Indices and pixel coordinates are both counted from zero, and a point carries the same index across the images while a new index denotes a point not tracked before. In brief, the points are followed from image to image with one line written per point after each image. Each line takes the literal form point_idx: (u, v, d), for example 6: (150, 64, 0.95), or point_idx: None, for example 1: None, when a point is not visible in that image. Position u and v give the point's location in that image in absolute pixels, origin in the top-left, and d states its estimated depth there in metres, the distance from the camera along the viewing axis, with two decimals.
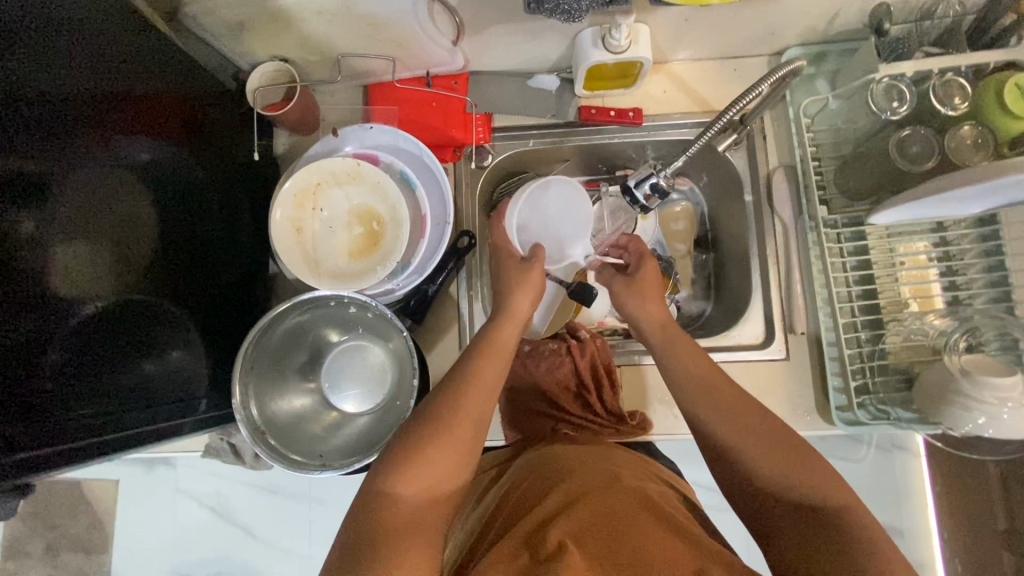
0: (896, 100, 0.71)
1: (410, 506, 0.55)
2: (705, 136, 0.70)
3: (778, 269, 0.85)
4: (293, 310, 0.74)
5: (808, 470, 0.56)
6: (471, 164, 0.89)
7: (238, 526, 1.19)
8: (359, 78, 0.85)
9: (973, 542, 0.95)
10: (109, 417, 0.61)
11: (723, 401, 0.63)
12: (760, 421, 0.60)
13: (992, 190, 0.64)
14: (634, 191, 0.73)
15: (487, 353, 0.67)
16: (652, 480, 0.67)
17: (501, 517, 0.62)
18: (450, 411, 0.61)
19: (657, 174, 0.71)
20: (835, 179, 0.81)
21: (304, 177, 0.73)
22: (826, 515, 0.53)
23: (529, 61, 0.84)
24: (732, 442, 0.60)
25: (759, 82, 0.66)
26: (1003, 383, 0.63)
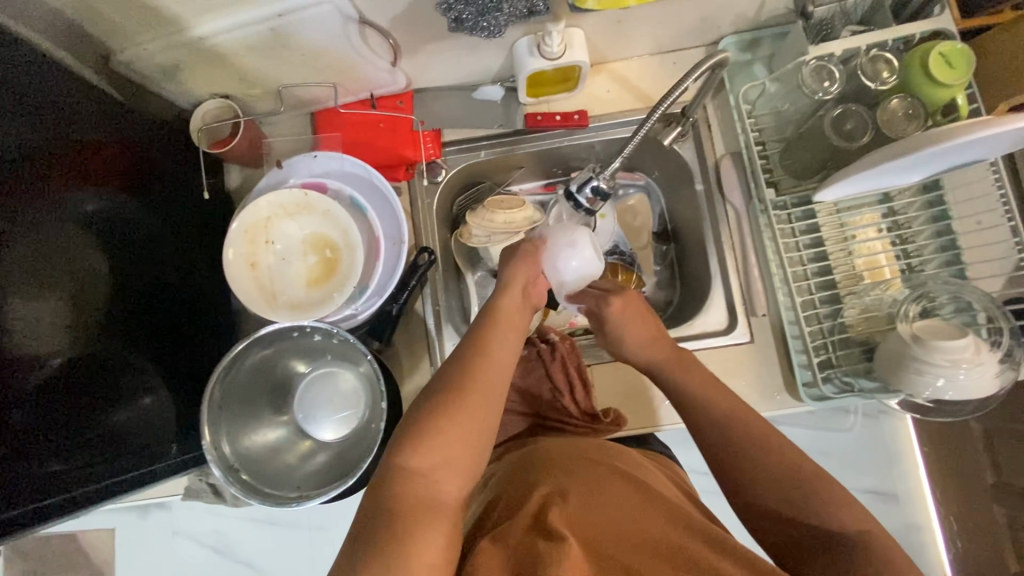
0: (827, 79, 0.73)
1: (430, 489, 0.57)
2: (642, 130, 0.65)
3: (734, 254, 0.86)
4: (257, 345, 0.74)
5: (837, 496, 0.57)
6: (423, 181, 0.90)
7: (241, 562, 1.17)
8: (301, 107, 0.85)
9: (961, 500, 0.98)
10: (81, 473, 0.61)
11: (748, 418, 0.64)
12: (785, 443, 0.61)
13: (931, 157, 0.66)
14: (576, 196, 0.66)
15: (493, 326, 0.68)
16: (652, 470, 0.71)
17: (499, 504, 0.64)
18: (457, 384, 0.62)
19: (597, 175, 0.64)
20: (781, 162, 0.81)
21: (253, 212, 0.72)
22: (822, 501, 0.57)
23: (472, 73, 0.85)
24: (759, 457, 0.61)
25: (685, 75, 0.63)
26: (954, 345, 0.65)
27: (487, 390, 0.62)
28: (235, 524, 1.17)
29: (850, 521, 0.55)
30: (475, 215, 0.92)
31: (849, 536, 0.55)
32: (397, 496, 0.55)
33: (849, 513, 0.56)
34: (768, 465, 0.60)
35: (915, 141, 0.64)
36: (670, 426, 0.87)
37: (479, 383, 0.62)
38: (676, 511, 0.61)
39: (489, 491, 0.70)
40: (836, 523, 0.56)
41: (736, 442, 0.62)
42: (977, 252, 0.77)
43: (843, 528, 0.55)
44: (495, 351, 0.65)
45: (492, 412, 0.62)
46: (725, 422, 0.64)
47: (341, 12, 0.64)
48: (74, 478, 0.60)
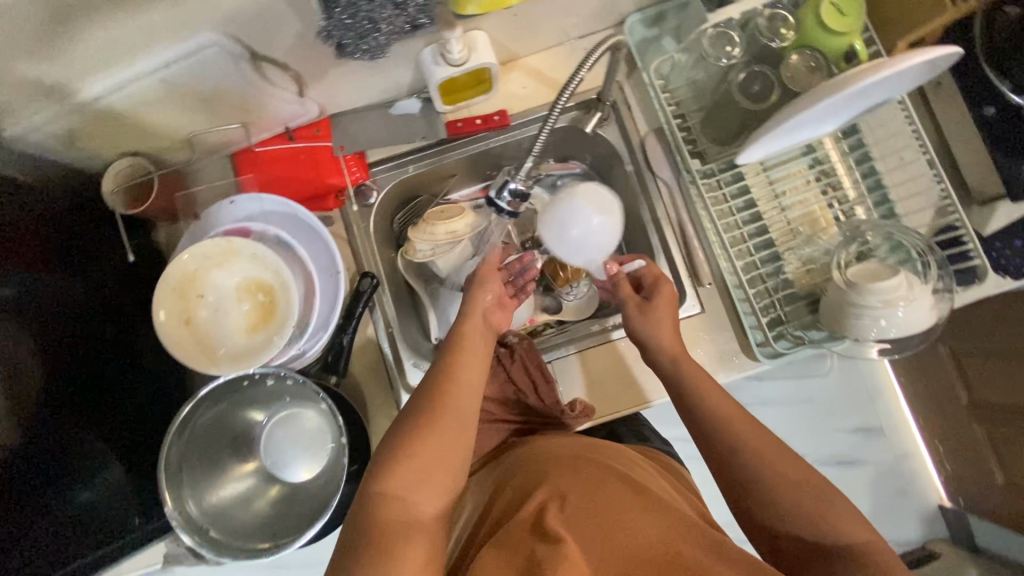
0: (728, 45, 0.77)
1: (409, 510, 0.56)
2: (548, 125, 0.65)
3: (672, 228, 0.86)
4: (207, 402, 0.73)
5: (832, 509, 0.58)
6: (354, 207, 0.89)
7: None
8: (215, 153, 0.83)
9: (946, 417, 1.15)
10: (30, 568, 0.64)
11: (740, 429, 0.65)
12: (761, 438, 0.64)
13: (842, 103, 0.67)
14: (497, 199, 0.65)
15: (455, 354, 0.68)
16: (641, 469, 0.71)
17: (492, 516, 0.64)
18: (430, 406, 0.63)
19: (512, 178, 0.64)
20: (704, 131, 0.81)
21: (178, 267, 0.69)
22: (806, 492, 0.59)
23: (384, 91, 0.83)
24: (750, 451, 0.63)
25: (580, 64, 0.63)
26: (885, 286, 0.67)
27: (458, 409, 0.63)
28: None
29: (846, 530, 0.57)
30: (416, 230, 0.91)
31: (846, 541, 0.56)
32: (376, 522, 0.55)
33: (847, 524, 0.57)
34: (765, 473, 0.61)
35: (825, 89, 0.65)
36: (658, 402, 0.86)
37: (454, 404, 0.63)
38: (668, 511, 0.61)
39: (482, 504, 0.70)
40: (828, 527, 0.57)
41: (725, 438, 0.65)
42: (901, 188, 0.80)
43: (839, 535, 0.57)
44: (461, 373, 0.66)
45: (464, 435, 0.62)
46: (710, 410, 0.67)
47: (228, 53, 0.63)
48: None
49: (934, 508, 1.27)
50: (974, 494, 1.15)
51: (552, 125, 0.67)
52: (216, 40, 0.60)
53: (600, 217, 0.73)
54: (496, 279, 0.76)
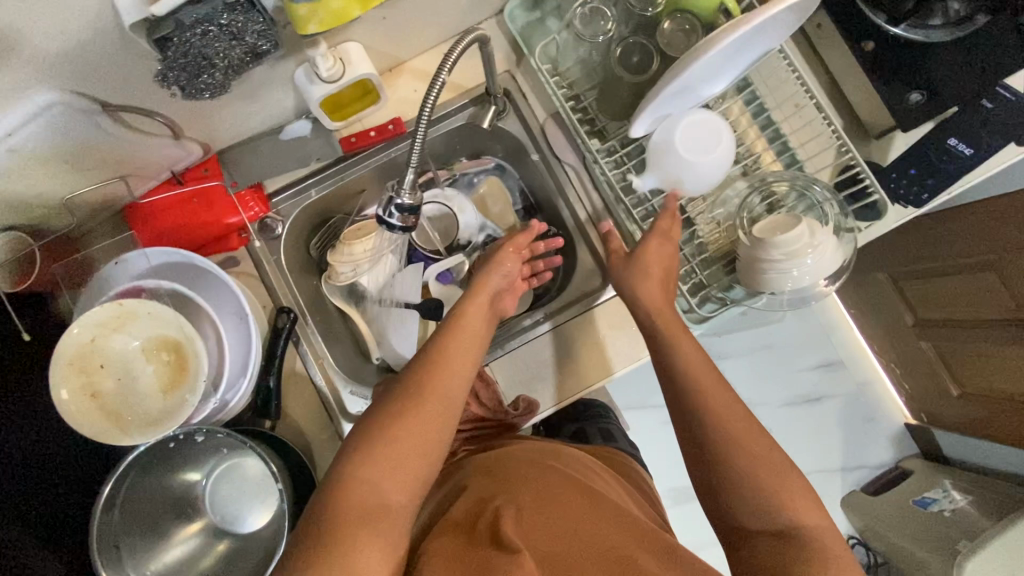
0: (601, 20, 0.76)
1: (378, 496, 0.55)
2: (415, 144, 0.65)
3: (587, 210, 0.86)
4: (134, 473, 0.70)
5: (791, 501, 0.59)
6: (259, 242, 0.86)
7: None
8: (101, 214, 0.79)
9: (893, 338, 1.19)
10: None
11: (717, 403, 0.64)
12: (732, 412, 0.63)
13: (719, 60, 0.66)
14: (385, 218, 0.68)
15: (451, 336, 0.66)
16: (594, 472, 0.72)
17: (458, 505, 0.64)
18: (414, 392, 0.60)
19: (398, 195, 0.66)
20: (600, 108, 0.81)
21: (70, 341, 0.66)
22: (759, 467, 0.60)
23: (267, 118, 0.80)
24: (709, 424, 0.63)
25: (437, 71, 0.61)
26: (789, 238, 0.68)
27: (443, 397, 0.61)
28: None
29: (796, 518, 0.59)
30: (335, 253, 0.88)
31: (796, 534, 0.58)
32: (342, 507, 0.54)
33: (792, 506, 0.59)
34: (728, 457, 0.61)
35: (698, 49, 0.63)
36: (621, 372, 0.83)
37: (441, 390, 0.61)
38: (618, 513, 0.62)
39: (453, 488, 0.69)
40: (777, 506, 0.59)
41: (688, 411, 0.65)
42: (800, 134, 0.80)
43: (789, 523, 0.58)
44: (454, 357, 0.64)
45: (445, 426, 0.60)
46: (693, 375, 0.66)
47: (76, 108, 0.59)
48: None
49: (901, 427, 1.32)
50: (933, 408, 1.20)
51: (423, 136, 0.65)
52: (55, 96, 0.56)
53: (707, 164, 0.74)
54: (515, 261, 0.77)
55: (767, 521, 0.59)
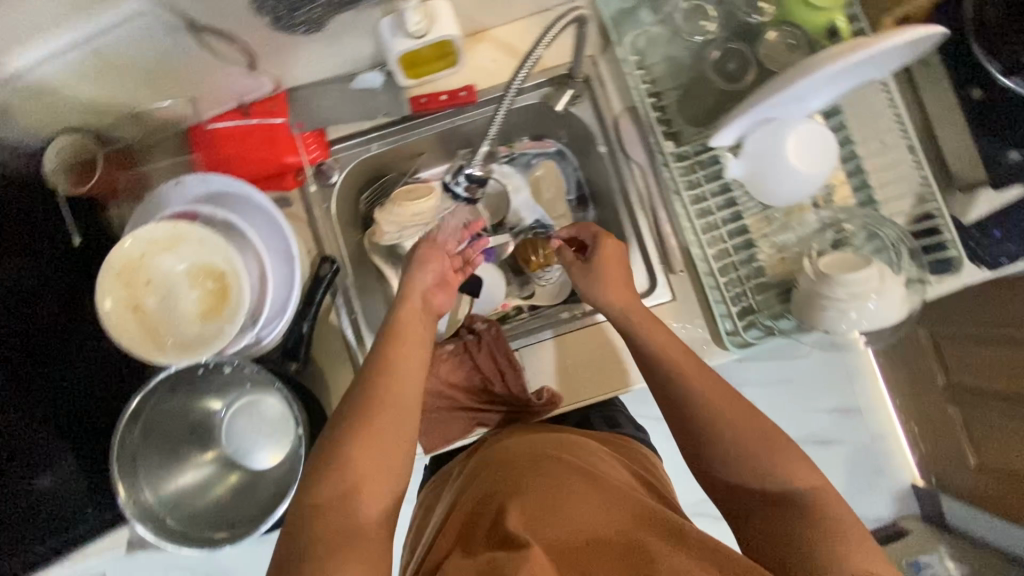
0: (702, 20, 0.76)
1: (348, 519, 0.54)
2: (507, 99, 0.71)
3: (646, 210, 0.83)
4: (160, 392, 0.71)
5: (791, 459, 0.58)
6: (314, 186, 0.85)
7: None
8: (165, 129, 0.79)
9: (921, 397, 1.16)
10: None
11: (694, 381, 0.63)
12: (713, 387, 0.62)
13: (819, 83, 0.63)
14: (452, 186, 0.88)
15: (394, 341, 0.64)
16: (597, 454, 0.70)
17: (454, 527, 0.63)
18: (362, 404, 0.59)
19: (470, 166, 0.85)
20: (679, 111, 0.77)
21: (120, 253, 0.66)
22: (755, 436, 0.59)
23: (342, 64, 0.79)
24: (692, 404, 0.62)
25: (535, 46, 0.66)
26: (857, 278, 0.65)
27: (397, 407, 0.60)
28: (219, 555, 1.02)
29: (796, 480, 0.57)
30: (383, 211, 0.87)
31: (799, 496, 0.56)
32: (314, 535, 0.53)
33: (797, 469, 0.57)
34: (721, 433, 0.60)
35: (790, 74, 0.64)
36: (639, 386, 0.83)
37: (392, 399, 0.60)
38: (625, 499, 0.60)
39: (448, 508, 0.68)
40: (780, 472, 0.57)
41: (671, 396, 0.63)
42: (881, 174, 0.77)
43: (791, 487, 0.57)
44: (401, 364, 0.63)
45: (407, 430, 0.60)
46: (660, 356, 0.65)
47: (164, 23, 0.58)
48: None
49: (908, 488, 1.28)
50: (945, 474, 1.17)
51: (511, 102, 0.73)
52: (148, 7, 0.56)
53: (795, 176, 0.71)
54: (437, 258, 0.71)
55: (777, 492, 0.57)
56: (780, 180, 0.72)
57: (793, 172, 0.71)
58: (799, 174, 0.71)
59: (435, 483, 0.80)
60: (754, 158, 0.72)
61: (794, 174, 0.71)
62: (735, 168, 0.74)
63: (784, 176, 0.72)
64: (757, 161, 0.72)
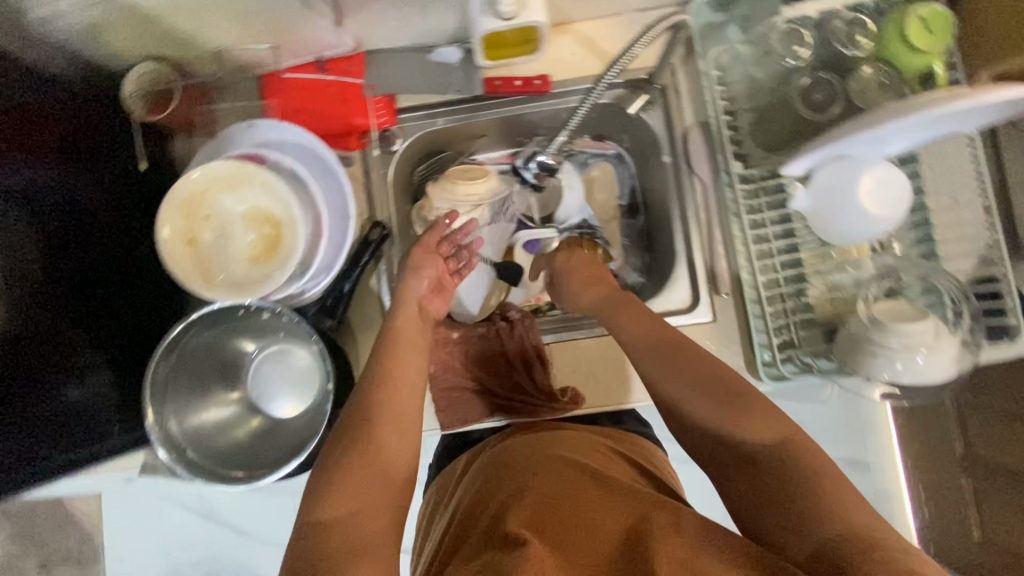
0: (797, 44, 0.73)
1: (355, 531, 0.52)
2: (589, 100, 0.76)
3: (700, 227, 0.83)
4: (200, 326, 0.72)
5: (760, 413, 0.56)
6: (376, 150, 0.85)
7: (228, 528, 1.02)
8: (243, 72, 0.80)
9: None
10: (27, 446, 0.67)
11: (647, 347, 0.65)
12: (670, 351, 0.64)
13: (909, 128, 0.61)
14: (523, 170, 0.90)
15: (392, 350, 0.67)
16: (595, 449, 0.69)
17: (458, 532, 0.62)
18: (368, 413, 0.60)
19: (543, 153, 0.87)
20: (752, 133, 0.76)
21: (187, 185, 0.68)
22: (714, 394, 0.58)
23: (425, 34, 0.79)
24: (653, 372, 0.63)
25: (632, 44, 0.73)
26: (911, 329, 0.64)
27: (400, 419, 0.61)
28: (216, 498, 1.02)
29: (769, 433, 0.55)
30: (435, 186, 0.87)
31: (778, 451, 0.54)
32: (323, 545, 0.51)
33: (766, 423, 0.55)
34: (684, 399, 0.60)
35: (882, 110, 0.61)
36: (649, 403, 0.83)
37: (395, 404, 0.62)
38: (624, 490, 0.58)
39: (451, 515, 0.67)
40: (754, 429, 0.55)
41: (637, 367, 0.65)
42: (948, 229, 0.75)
43: (769, 443, 0.54)
44: (401, 375, 0.65)
45: (410, 434, 0.61)
46: (622, 330, 0.69)
47: None
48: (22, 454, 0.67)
49: None
50: None
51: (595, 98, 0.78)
52: None
53: (863, 216, 0.69)
54: (432, 265, 0.76)
55: (761, 454, 0.54)
56: (845, 217, 0.70)
57: (860, 211, 0.69)
58: (866, 214, 0.69)
59: (440, 479, 0.79)
60: (821, 193, 0.70)
61: (861, 214, 0.69)
62: (799, 199, 0.73)
63: (850, 214, 0.70)
64: (825, 196, 0.70)
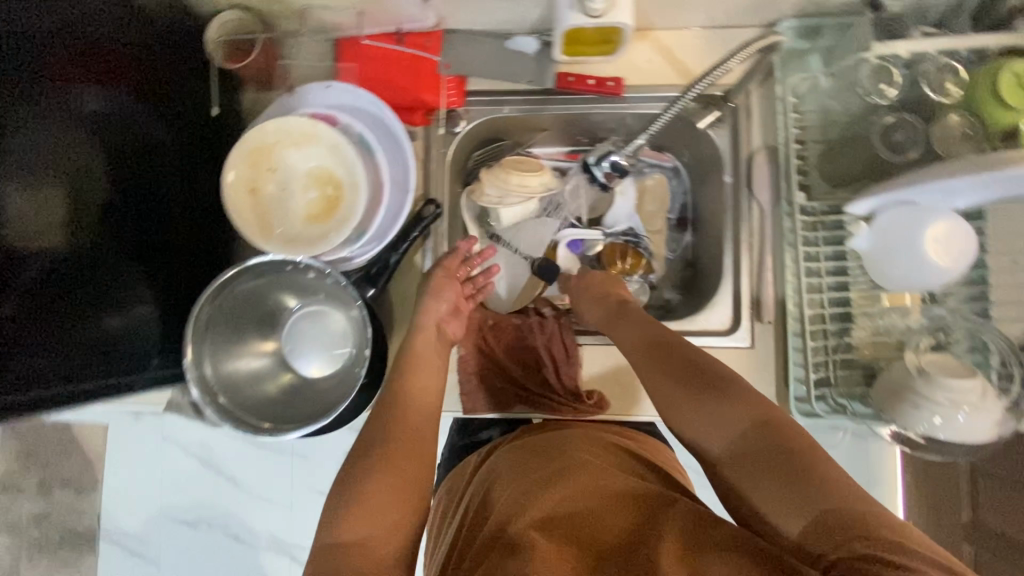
0: (885, 82, 0.70)
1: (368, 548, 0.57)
2: (672, 109, 0.72)
3: (751, 251, 0.82)
4: (248, 275, 0.73)
5: (739, 394, 0.58)
6: (441, 129, 0.86)
7: (224, 477, 1.04)
8: (322, 33, 0.81)
9: None
10: (65, 368, 0.66)
11: (637, 345, 0.69)
12: (657, 348, 0.67)
13: (983, 184, 0.59)
14: (594, 168, 0.85)
15: (409, 380, 0.73)
16: (603, 445, 0.69)
17: (470, 527, 0.63)
18: (385, 441, 0.66)
19: (616, 153, 0.82)
20: (820, 165, 0.76)
21: (257, 136, 0.69)
22: (696, 381, 0.61)
23: (507, 21, 0.80)
24: (643, 369, 0.67)
25: (728, 57, 0.68)
26: (959, 386, 0.64)
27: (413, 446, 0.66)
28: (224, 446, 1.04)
29: (750, 411, 0.56)
30: (488, 171, 0.87)
31: (760, 427, 0.55)
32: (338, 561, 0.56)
33: (746, 404, 0.57)
34: (670, 391, 0.62)
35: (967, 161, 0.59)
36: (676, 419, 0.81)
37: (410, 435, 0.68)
38: (630, 490, 0.59)
39: (464, 508, 0.68)
40: (737, 410, 0.57)
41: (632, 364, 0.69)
42: None
43: (752, 421, 0.55)
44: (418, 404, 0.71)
45: (422, 460, 0.66)
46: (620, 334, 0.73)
47: None
48: (60, 374, 0.66)
49: None
50: None
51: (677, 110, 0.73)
52: None
53: (919, 270, 0.68)
54: (450, 288, 0.80)
55: (748, 435, 0.55)
56: (900, 267, 0.69)
57: (916, 265, 0.68)
58: (923, 268, 0.68)
59: (454, 471, 0.79)
60: (880, 238, 0.69)
61: (917, 267, 0.68)
62: (858, 239, 0.72)
63: (906, 265, 0.68)
64: (885, 242, 0.69)
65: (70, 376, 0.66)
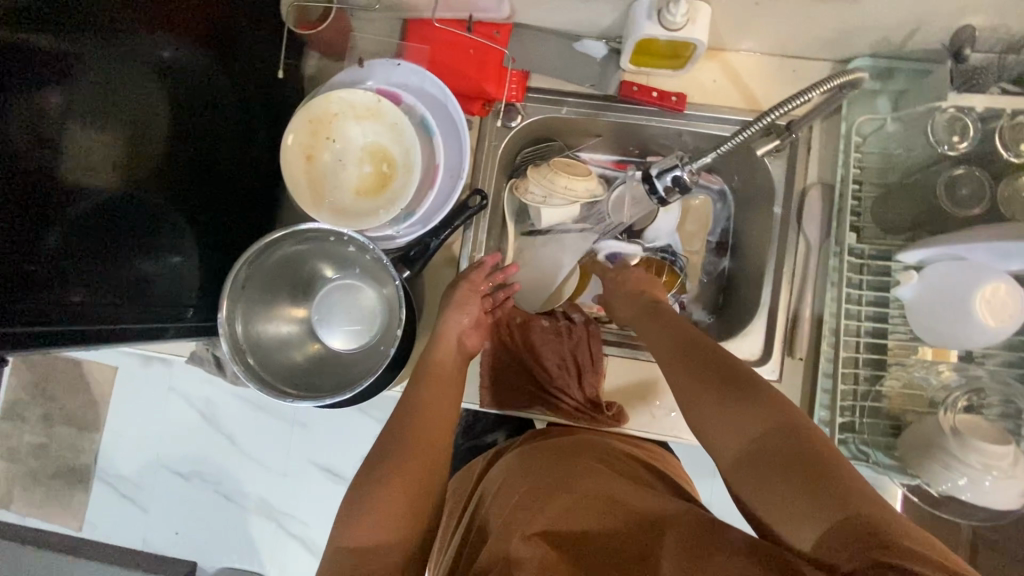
0: (957, 134, 0.69)
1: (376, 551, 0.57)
2: (742, 134, 0.70)
3: (791, 285, 0.81)
4: (290, 240, 0.73)
5: (757, 396, 0.54)
6: (497, 122, 0.86)
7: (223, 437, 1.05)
8: (393, 11, 0.81)
9: None
10: (111, 308, 0.63)
11: (661, 347, 0.66)
12: (677, 350, 0.64)
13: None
14: (655, 179, 0.75)
15: (427, 384, 0.72)
16: (615, 456, 0.69)
17: (479, 531, 0.63)
18: (400, 444, 0.65)
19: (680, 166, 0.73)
20: (874, 208, 0.76)
21: (321, 106, 0.72)
22: (711, 381, 0.57)
23: (579, 23, 0.79)
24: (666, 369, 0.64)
25: (809, 88, 0.67)
26: (992, 450, 0.63)
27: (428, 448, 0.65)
28: (232, 405, 1.05)
29: (763, 415, 0.52)
30: (536, 170, 0.86)
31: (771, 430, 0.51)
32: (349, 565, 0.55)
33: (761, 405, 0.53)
34: (686, 392, 0.59)
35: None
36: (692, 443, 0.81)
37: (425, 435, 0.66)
38: (636, 505, 0.58)
39: (474, 512, 0.68)
40: (750, 412, 0.53)
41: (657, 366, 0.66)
42: None
43: (763, 425, 0.51)
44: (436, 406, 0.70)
45: (434, 459, 0.65)
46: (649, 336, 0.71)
47: None
48: (105, 313, 0.63)
49: None
50: None
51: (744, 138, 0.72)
52: None
53: (964, 330, 0.66)
54: (474, 302, 0.78)
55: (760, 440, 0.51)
56: (944, 323, 0.67)
57: (960, 324, 0.66)
58: (969, 328, 0.66)
59: (463, 472, 0.80)
60: (927, 290, 0.68)
61: (962, 327, 0.66)
62: (903, 289, 0.71)
63: (949, 323, 0.67)
64: (932, 295, 0.68)
65: (113, 316, 0.63)
